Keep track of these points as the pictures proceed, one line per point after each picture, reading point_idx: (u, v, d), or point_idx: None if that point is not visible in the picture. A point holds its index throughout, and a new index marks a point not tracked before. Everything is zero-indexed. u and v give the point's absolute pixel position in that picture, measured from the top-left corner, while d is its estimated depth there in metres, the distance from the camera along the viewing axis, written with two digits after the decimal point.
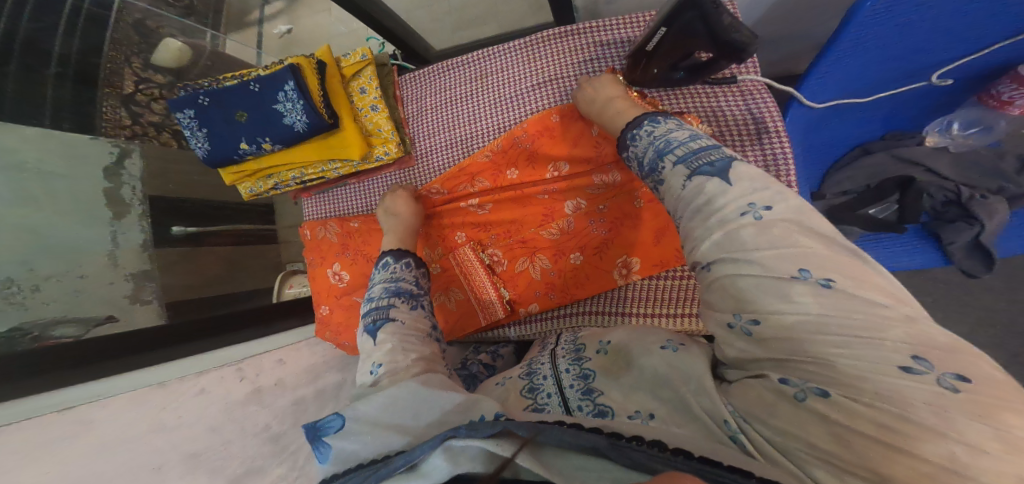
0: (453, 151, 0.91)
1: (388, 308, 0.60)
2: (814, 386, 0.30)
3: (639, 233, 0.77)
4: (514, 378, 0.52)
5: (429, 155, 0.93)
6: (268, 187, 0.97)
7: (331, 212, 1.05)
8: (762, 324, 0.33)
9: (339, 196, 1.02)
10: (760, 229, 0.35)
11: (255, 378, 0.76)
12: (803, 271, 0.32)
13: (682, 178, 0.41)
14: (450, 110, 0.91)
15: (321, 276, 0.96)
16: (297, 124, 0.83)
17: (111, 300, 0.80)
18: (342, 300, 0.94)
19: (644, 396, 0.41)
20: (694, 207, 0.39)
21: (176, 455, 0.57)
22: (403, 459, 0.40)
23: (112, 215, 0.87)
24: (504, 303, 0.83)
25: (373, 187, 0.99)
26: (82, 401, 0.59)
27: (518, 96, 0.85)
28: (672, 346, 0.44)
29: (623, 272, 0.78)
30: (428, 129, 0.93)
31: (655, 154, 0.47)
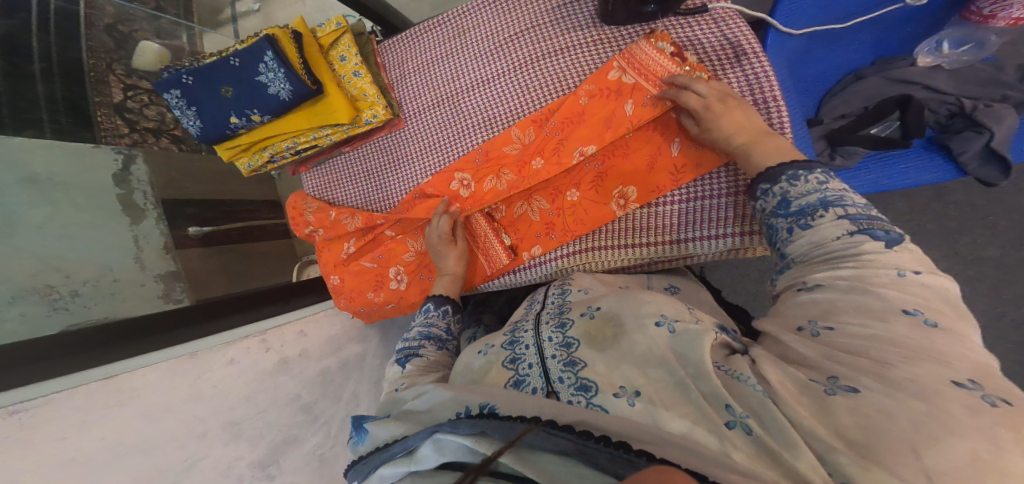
0: (441, 108, 0.85)
1: (419, 347, 0.62)
2: (844, 383, 0.28)
3: (633, 160, 0.71)
4: (498, 347, 0.49)
5: (419, 116, 0.87)
6: (264, 160, 0.92)
7: (330, 186, 1.00)
8: (835, 331, 0.31)
9: (331, 169, 0.99)
10: (896, 281, 0.32)
11: (280, 349, 0.78)
12: (915, 310, 0.30)
13: (845, 230, 0.36)
14: (432, 69, 0.85)
15: (331, 247, 0.97)
16: (281, 94, 0.78)
17: (147, 299, 0.81)
18: (350, 267, 0.95)
19: (631, 371, 0.37)
20: (831, 256, 0.36)
21: (217, 422, 0.63)
22: (401, 444, 0.42)
23: (129, 219, 0.85)
24: (506, 248, 0.80)
25: (365, 155, 0.94)
26: (127, 369, 0.61)
27: (498, 44, 0.79)
28: (668, 326, 0.40)
29: (620, 203, 0.73)
30: (414, 91, 0.87)
31: (816, 196, 0.39)
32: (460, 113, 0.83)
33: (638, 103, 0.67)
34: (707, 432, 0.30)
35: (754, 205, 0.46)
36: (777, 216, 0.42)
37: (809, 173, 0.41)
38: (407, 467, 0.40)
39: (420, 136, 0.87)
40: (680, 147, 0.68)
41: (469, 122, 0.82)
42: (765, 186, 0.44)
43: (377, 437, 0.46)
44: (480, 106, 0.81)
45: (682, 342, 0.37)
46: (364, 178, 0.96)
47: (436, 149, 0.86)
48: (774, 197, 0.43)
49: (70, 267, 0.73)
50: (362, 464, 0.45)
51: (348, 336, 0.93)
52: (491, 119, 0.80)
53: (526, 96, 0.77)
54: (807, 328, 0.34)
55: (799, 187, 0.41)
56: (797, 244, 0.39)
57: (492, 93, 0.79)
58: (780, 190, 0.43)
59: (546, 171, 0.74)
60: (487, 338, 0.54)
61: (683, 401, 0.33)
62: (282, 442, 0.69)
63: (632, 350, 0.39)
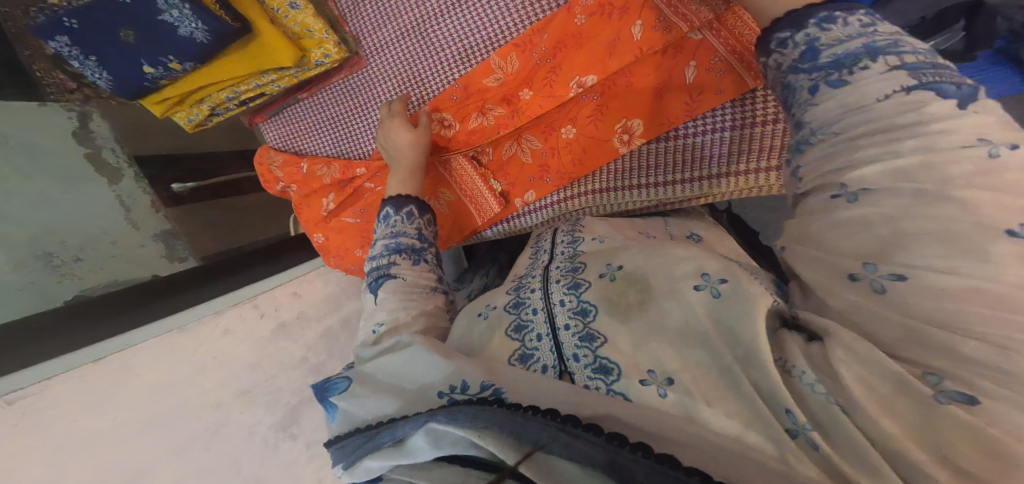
0: (407, 35, 0.70)
1: (391, 265, 0.56)
2: (958, 392, 0.22)
3: (639, 89, 0.62)
4: (500, 309, 0.46)
5: (381, 47, 0.73)
6: (206, 113, 0.79)
7: (292, 135, 0.88)
8: (908, 281, 0.25)
9: (289, 116, 0.86)
10: (984, 167, 0.25)
11: (275, 313, 0.85)
12: (1021, 227, 0.22)
13: (899, 86, 0.30)
14: None
15: (309, 204, 0.89)
16: (196, 34, 0.64)
17: (150, 262, 0.86)
18: (331, 224, 0.87)
19: (666, 353, 0.34)
20: (875, 126, 0.30)
21: (230, 392, 0.73)
22: (389, 432, 0.37)
23: (106, 179, 0.84)
24: (496, 195, 0.72)
25: (326, 97, 0.81)
26: (121, 347, 0.69)
27: None
28: (711, 289, 0.36)
29: (623, 138, 0.64)
30: (372, 15, 0.72)
31: (858, 41, 0.33)
32: (430, 42, 0.69)
33: (648, 23, 0.58)
34: (764, 437, 0.27)
35: (767, 61, 0.40)
36: (799, 72, 0.36)
37: (849, 15, 0.35)
38: (395, 457, 0.35)
39: (386, 71, 0.74)
40: (696, 72, 0.58)
41: (442, 53, 0.69)
42: (785, 34, 0.38)
43: (356, 415, 0.41)
44: (454, 30, 0.67)
45: (727, 312, 0.34)
46: (330, 125, 0.84)
47: (407, 87, 0.73)
48: (798, 47, 0.37)
49: (64, 231, 0.75)
50: (343, 446, 0.41)
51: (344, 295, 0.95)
52: (468, 49, 0.68)
53: (507, 19, 0.64)
54: (868, 274, 0.27)
55: (835, 32, 0.35)
56: (824, 108, 0.33)
57: (465, 14, 0.65)
58: (806, 38, 0.36)
59: (536, 104, 0.66)
60: (486, 298, 0.51)
61: (724, 388, 0.31)
62: (299, 403, 0.78)
63: (665, 322, 0.36)
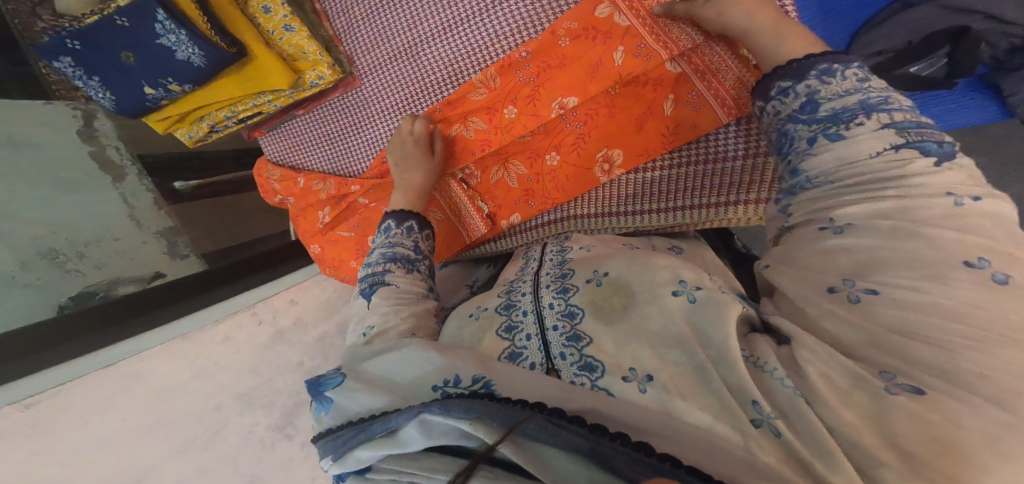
0: (400, 63, 0.74)
1: (385, 272, 0.60)
2: (906, 383, 0.25)
3: (618, 121, 0.66)
4: (491, 311, 0.49)
5: (375, 73, 0.76)
6: (206, 130, 0.82)
7: (289, 152, 0.92)
8: (881, 295, 0.28)
9: (288, 133, 0.89)
10: (950, 212, 0.29)
11: (273, 320, 0.88)
12: (980, 260, 0.26)
13: (887, 145, 0.33)
14: (385, 14, 0.72)
15: (308, 215, 0.93)
16: (192, 60, 0.65)
17: (155, 259, 0.90)
18: (328, 236, 0.91)
19: (644, 353, 0.36)
20: (864, 176, 0.34)
21: (229, 394, 0.76)
22: (380, 424, 0.39)
23: (111, 178, 0.89)
24: (484, 217, 0.77)
25: (322, 119, 0.85)
26: (127, 356, 0.71)
27: None
28: (687, 294, 0.38)
29: (605, 168, 0.69)
30: (366, 43, 0.75)
31: (853, 98, 0.37)
32: (422, 69, 0.72)
33: (630, 48, 0.60)
34: (730, 428, 0.29)
35: (767, 105, 0.44)
36: (799, 121, 0.40)
37: (846, 68, 0.39)
38: (389, 448, 0.38)
39: (380, 96, 0.78)
40: (673, 106, 0.63)
41: (433, 75, 0.72)
42: (786, 83, 0.42)
43: (348, 410, 0.44)
44: (445, 60, 0.70)
45: (701, 315, 0.36)
46: (326, 147, 0.88)
47: (398, 110, 0.77)
48: (799, 97, 0.40)
49: (66, 230, 0.78)
50: (334, 438, 0.43)
51: (340, 299, 0.98)
52: (458, 70, 0.70)
53: (494, 47, 0.67)
54: (842, 288, 0.30)
55: (833, 87, 0.39)
56: (821, 158, 0.36)
57: (457, 38, 0.68)
58: (806, 89, 0.40)
59: (521, 120, 0.68)
60: (478, 300, 0.54)
61: (693, 381, 0.33)
62: (295, 405, 0.81)
63: (645, 326, 0.38)
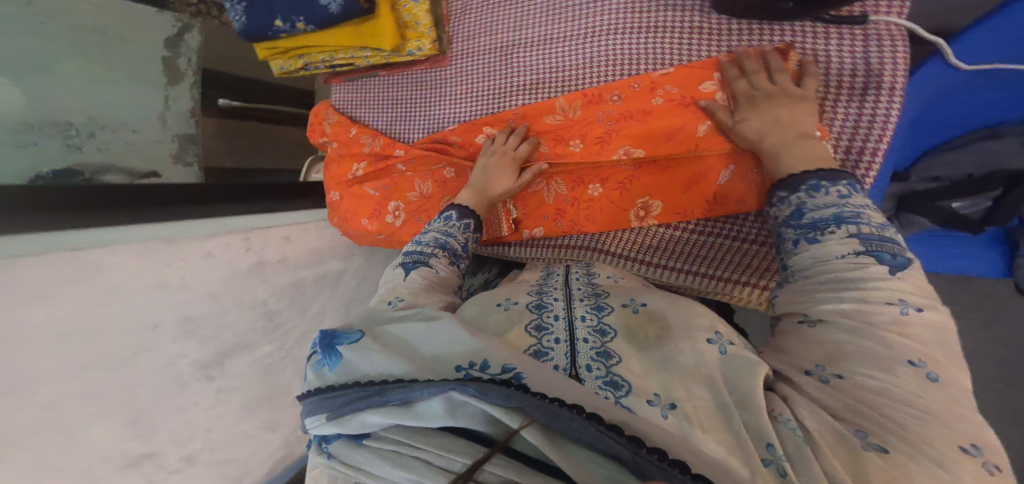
0: (491, 57, 0.78)
1: (431, 255, 0.64)
2: (876, 443, 0.31)
3: (670, 176, 0.70)
4: (521, 306, 0.52)
5: (465, 58, 0.80)
6: (298, 67, 0.89)
7: (358, 103, 0.97)
8: (845, 380, 0.35)
9: (363, 86, 0.95)
10: (898, 318, 0.35)
11: (260, 251, 0.75)
12: (916, 359, 0.33)
13: (852, 250, 0.40)
14: (497, 11, 0.76)
15: (343, 163, 0.96)
16: (330, 6, 0.73)
17: (156, 156, 0.88)
18: (353, 188, 0.94)
19: (675, 384, 0.40)
20: (824, 275, 0.41)
21: (174, 316, 0.60)
22: (398, 393, 0.41)
23: (168, 80, 0.96)
24: (510, 220, 0.82)
25: (398, 85, 0.90)
26: (96, 243, 0.54)
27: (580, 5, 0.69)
28: (720, 344, 0.42)
29: (640, 214, 0.74)
30: (469, 29, 0.80)
31: (831, 210, 0.44)
32: (510, 69, 0.76)
33: (715, 128, 0.63)
34: (744, 466, 0.33)
35: (769, 209, 0.52)
36: (789, 225, 0.47)
37: (832, 186, 0.46)
38: (405, 417, 0.40)
39: (460, 79, 0.82)
40: (730, 175, 0.65)
41: (517, 80, 0.76)
42: (782, 194, 0.50)
43: (357, 371, 0.46)
44: (535, 68, 0.74)
45: (732, 368, 0.40)
46: (392, 111, 0.92)
47: (473, 98, 0.81)
48: (790, 206, 0.48)
49: (97, 112, 0.82)
50: (333, 397, 0.45)
51: (331, 251, 0.95)
52: (542, 80, 0.73)
53: (586, 71, 0.70)
54: (806, 376, 0.38)
55: (819, 200, 0.46)
56: (801, 257, 0.44)
57: (553, 53, 0.72)
58: (798, 200, 0.48)
59: (580, 147, 0.72)
60: (496, 294, 0.57)
61: (714, 415, 0.37)
62: (235, 345, 0.70)
63: (678, 360, 0.42)
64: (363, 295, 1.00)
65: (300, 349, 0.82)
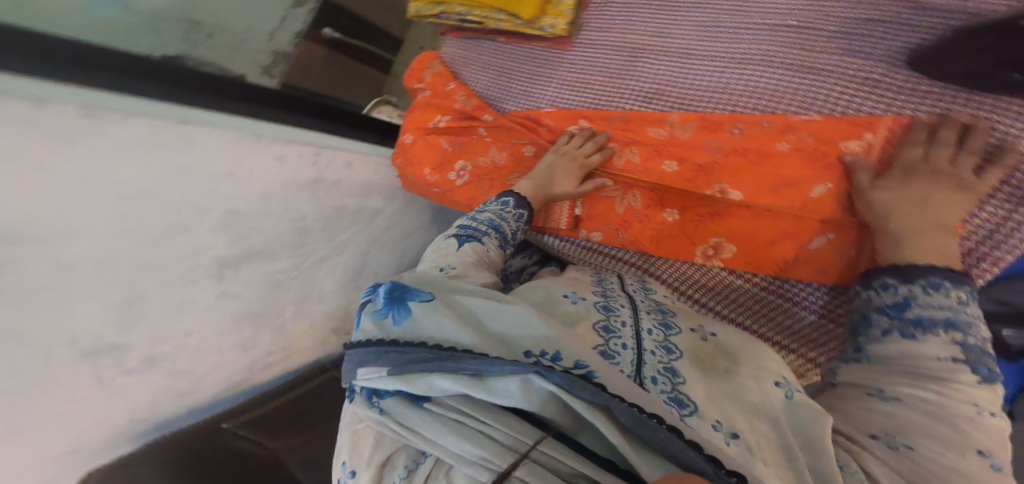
0: (616, 56, 0.78)
1: (485, 235, 0.67)
2: None
3: (757, 225, 0.68)
4: (588, 305, 0.53)
5: (590, 49, 0.81)
6: (432, 12, 0.98)
7: (466, 61, 0.99)
8: (912, 450, 0.35)
9: (477, 48, 0.98)
10: (975, 416, 0.36)
11: (322, 168, 0.87)
12: (985, 452, 0.34)
13: (950, 355, 0.40)
14: (640, 13, 0.76)
15: (429, 112, 0.98)
16: None
17: (247, 65, 0.91)
18: (430, 139, 0.96)
19: (736, 414, 0.40)
20: (913, 370, 0.41)
21: (223, 207, 0.66)
22: (472, 365, 0.42)
23: (293, 4, 1.10)
24: (570, 216, 0.84)
25: (513, 57, 0.92)
26: (192, 120, 0.59)
27: (729, 28, 0.66)
28: (788, 388, 0.42)
29: (708, 251, 0.73)
30: (604, 24, 0.80)
31: (946, 314, 0.42)
32: (630, 71, 0.75)
33: (832, 193, 0.60)
34: None
35: (864, 290, 0.50)
36: (886, 314, 0.46)
37: (956, 287, 0.43)
38: (477, 390, 0.41)
39: (576, 68, 0.82)
40: (821, 245, 0.63)
41: (634, 84, 0.74)
42: (889, 279, 0.47)
43: (427, 332, 0.47)
44: (657, 78, 0.72)
45: (799, 416, 0.39)
46: (496, 78, 0.94)
47: (581, 89, 0.81)
48: (894, 295, 0.46)
49: (224, 17, 0.95)
50: (400, 353, 0.45)
51: (378, 189, 1.06)
52: (660, 91, 0.71)
53: (711, 95, 0.66)
54: (864, 441, 0.37)
55: (932, 298, 0.44)
56: (889, 347, 0.44)
57: (682, 68, 0.69)
58: (907, 291, 0.46)
59: (671, 168, 0.72)
60: (553, 285, 0.58)
61: (778, 456, 0.37)
62: (255, 252, 0.75)
63: (744, 395, 0.42)
64: (389, 238, 1.12)
65: (314, 272, 0.90)
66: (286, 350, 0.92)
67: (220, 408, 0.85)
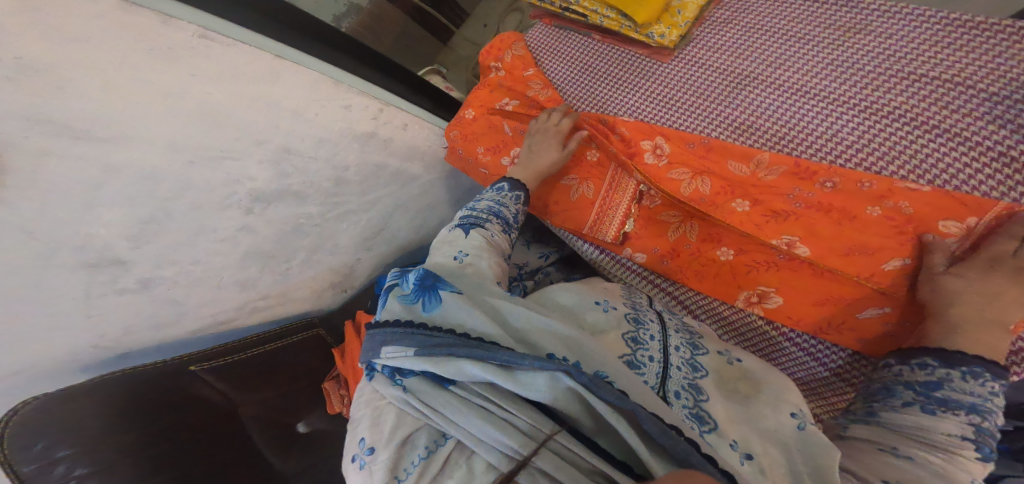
0: (712, 78, 0.75)
1: (486, 221, 0.72)
2: None
3: (816, 284, 0.65)
4: (619, 314, 0.59)
5: (687, 66, 0.78)
6: None
7: (550, 49, 0.96)
8: None
9: (565, 38, 0.94)
10: None
11: (380, 123, 0.86)
12: None
13: (963, 433, 0.44)
14: (750, 40, 0.73)
15: (497, 94, 0.96)
16: None
17: (323, 12, 0.93)
18: (492, 120, 0.96)
19: (751, 438, 0.48)
20: (923, 437, 0.45)
21: (277, 142, 0.69)
22: (498, 356, 0.47)
23: None
24: (620, 231, 0.83)
25: (600, 56, 0.89)
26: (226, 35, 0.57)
27: (843, 76, 0.63)
28: (802, 419, 0.49)
29: (752, 298, 0.71)
30: (709, 43, 0.77)
31: (970, 398, 0.46)
32: (724, 97, 0.72)
33: (904, 269, 0.58)
34: None
35: (899, 364, 0.52)
36: (912, 388, 0.49)
37: (987, 382, 0.46)
38: (504, 379, 0.47)
39: (666, 82, 0.79)
40: (871, 316, 0.62)
41: (725, 111, 0.72)
42: (931, 360, 0.49)
43: (454, 322, 0.53)
44: (752, 111, 0.69)
45: (808, 444, 0.46)
46: (577, 73, 0.91)
47: (667, 104, 0.78)
48: (929, 373, 0.49)
49: None
50: (427, 336, 0.52)
51: (422, 155, 1.01)
52: (752, 126, 0.69)
53: (805, 142, 0.64)
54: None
55: (962, 384, 0.47)
56: (908, 414, 0.47)
57: (781, 107, 0.67)
58: (942, 373, 0.48)
59: (744, 207, 0.69)
60: (592, 290, 0.64)
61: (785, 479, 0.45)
62: (289, 192, 0.77)
63: (761, 421, 0.50)
64: (416, 206, 1.09)
65: (337, 224, 0.91)
66: (285, 292, 0.93)
67: (220, 330, 0.88)
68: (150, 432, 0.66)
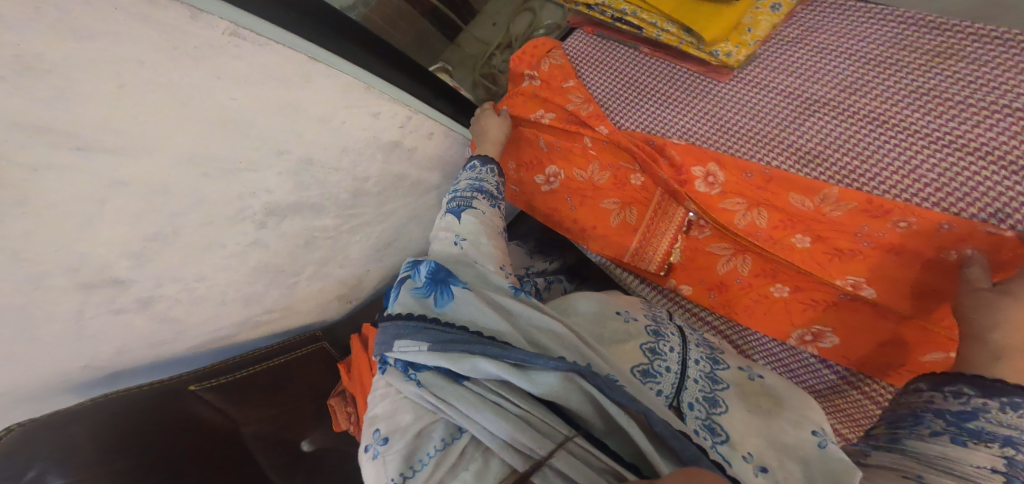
0: (769, 100, 0.66)
1: (473, 198, 0.66)
2: None
3: (882, 326, 0.55)
4: (640, 324, 0.52)
5: (741, 85, 0.70)
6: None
7: (592, 60, 0.89)
8: None
9: (609, 50, 0.87)
10: None
11: (406, 132, 0.78)
12: None
13: (990, 465, 0.30)
14: (816, 59, 0.64)
15: (531, 105, 0.88)
16: None
17: None
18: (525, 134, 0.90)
19: (767, 449, 0.42)
20: (942, 470, 0.31)
21: (298, 153, 0.62)
22: (509, 354, 0.41)
23: None
24: (665, 261, 0.72)
25: (646, 71, 0.82)
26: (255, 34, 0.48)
27: (929, 103, 0.54)
28: (822, 438, 0.40)
29: (805, 336, 0.60)
30: (769, 62, 0.68)
31: (1007, 430, 0.32)
32: (782, 121, 0.64)
33: None
34: None
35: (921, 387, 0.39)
36: (940, 416, 0.35)
37: None
38: (510, 376, 0.40)
39: (716, 101, 0.71)
40: (938, 359, 0.51)
41: (782, 136, 0.63)
42: (968, 388, 0.36)
43: (458, 316, 0.48)
44: (815, 136, 0.60)
45: (825, 467, 0.38)
46: (618, 88, 0.84)
47: (714, 125, 0.70)
48: (960, 401, 0.36)
49: None
50: (438, 332, 0.45)
51: (443, 164, 0.93)
52: (813, 151, 0.60)
53: (879, 173, 0.55)
54: None
55: (999, 413, 0.33)
56: (927, 445, 0.33)
57: (849, 134, 0.58)
58: (980, 403, 0.35)
59: (807, 242, 0.59)
60: (613, 297, 0.56)
61: None
62: (304, 204, 0.69)
63: (778, 435, 0.42)
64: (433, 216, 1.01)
65: (351, 236, 0.83)
66: (291, 309, 0.85)
67: (220, 349, 0.80)
68: (194, 444, 0.61)
